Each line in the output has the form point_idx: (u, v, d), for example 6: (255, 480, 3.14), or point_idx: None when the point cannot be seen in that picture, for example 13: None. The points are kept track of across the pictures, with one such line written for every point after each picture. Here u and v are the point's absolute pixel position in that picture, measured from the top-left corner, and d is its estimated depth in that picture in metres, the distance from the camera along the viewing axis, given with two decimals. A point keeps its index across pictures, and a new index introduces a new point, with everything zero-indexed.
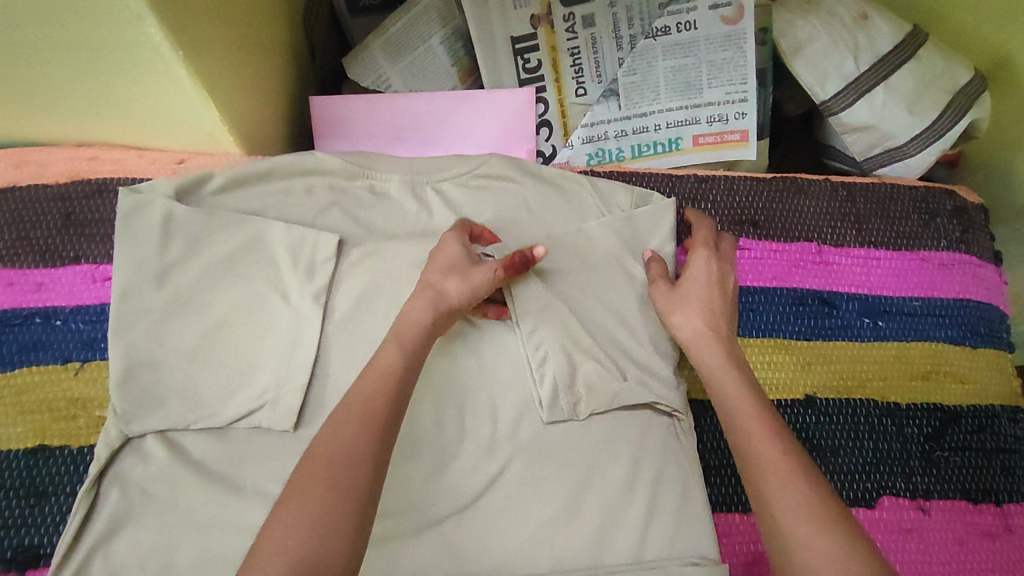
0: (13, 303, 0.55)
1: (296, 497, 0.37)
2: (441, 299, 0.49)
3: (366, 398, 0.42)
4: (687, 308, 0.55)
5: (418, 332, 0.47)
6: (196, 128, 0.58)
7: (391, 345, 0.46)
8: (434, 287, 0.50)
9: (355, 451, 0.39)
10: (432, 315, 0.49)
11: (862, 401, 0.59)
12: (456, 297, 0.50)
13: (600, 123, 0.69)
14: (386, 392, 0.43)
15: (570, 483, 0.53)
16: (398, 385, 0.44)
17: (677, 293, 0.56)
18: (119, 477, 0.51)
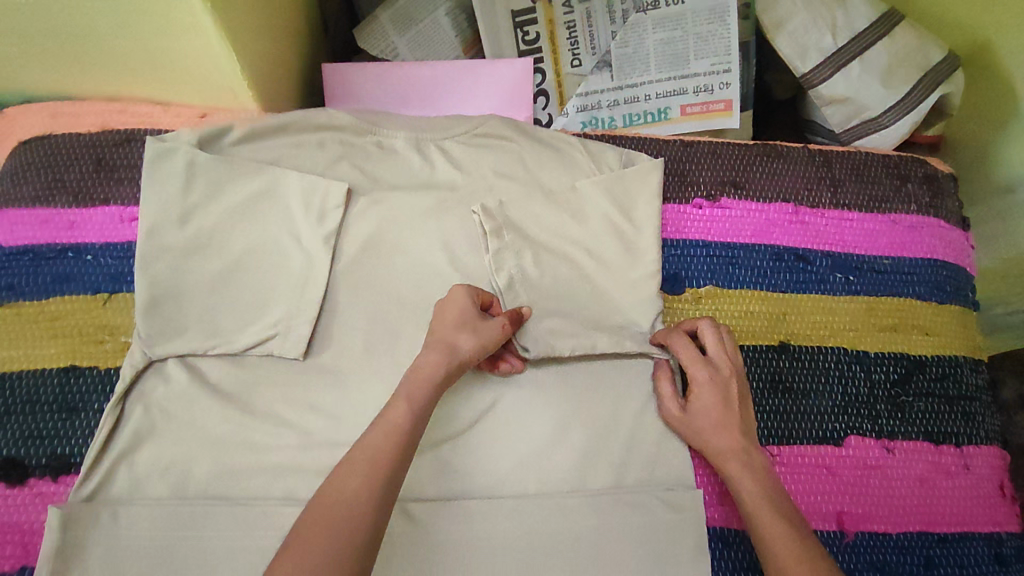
0: (48, 239, 0.60)
1: (300, 542, 0.40)
2: (451, 347, 0.51)
3: (372, 454, 0.45)
4: (698, 436, 0.56)
5: (426, 383, 0.49)
6: (218, 84, 0.63)
7: (403, 404, 0.48)
8: (445, 343, 0.51)
9: (355, 510, 0.42)
10: (445, 367, 0.50)
11: (832, 349, 0.63)
12: (466, 348, 0.51)
13: (594, 93, 0.74)
14: (397, 445, 0.45)
15: (558, 415, 0.58)
16: (405, 441, 0.46)
17: (686, 421, 0.57)
18: (143, 396, 0.55)
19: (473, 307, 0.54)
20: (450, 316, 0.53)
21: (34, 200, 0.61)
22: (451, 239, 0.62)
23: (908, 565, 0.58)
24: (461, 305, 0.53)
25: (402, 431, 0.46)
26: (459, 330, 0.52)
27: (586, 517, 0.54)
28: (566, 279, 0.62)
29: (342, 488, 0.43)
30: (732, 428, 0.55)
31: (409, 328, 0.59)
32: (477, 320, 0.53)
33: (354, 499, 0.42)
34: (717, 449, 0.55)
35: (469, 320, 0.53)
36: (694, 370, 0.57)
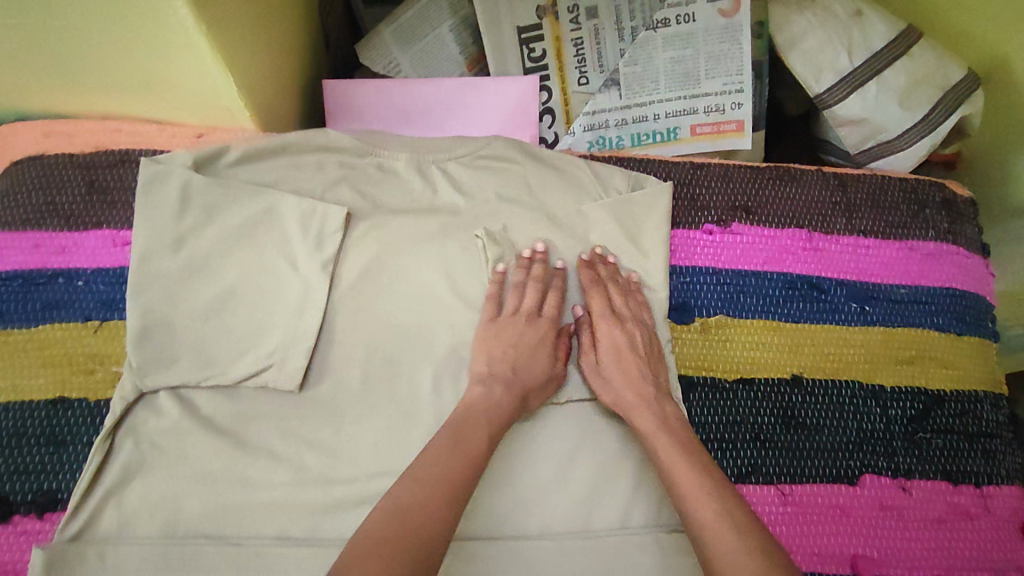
0: (39, 263, 0.58)
1: (368, 554, 0.40)
2: (519, 385, 0.55)
3: (439, 475, 0.46)
4: (607, 386, 0.56)
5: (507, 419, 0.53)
6: (213, 103, 0.61)
7: (471, 433, 0.50)
8: (520, 388, 0.55)
9: (421, 528, 0.43)
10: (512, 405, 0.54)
11: (847, 383, 0.61)
12: (533, 389, 0.56)
13: (601, 111, 0.72)
14: (465, 466, 0.48)
15: (562, 452, 0.56)
16: (474, 467, 0.48)
17: (598, 373, 0.57)
18: (133, 429, 0.53)
19: (547, 346, 0.58)
20: (529, 361, 0.56)
21: (26, 223, 0.60)
22: (454, 266, 0.60)
23: None
24: (541, 356, 0.57)
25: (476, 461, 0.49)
26: (541, 378, 0.56)
27: (590, 560, 0.52)
28: (568, 303, 0.62)
29: (412, 503, 0.44)
30: (642, 380, 0.56)
31: (411, 359, 0.57)
32: (553, 367, 0.57)
33: (431, 521, 0.43)
34: (622, 399, 0.55)
35: (549, 367, 0.57)
36: (602, 322, 0.58)
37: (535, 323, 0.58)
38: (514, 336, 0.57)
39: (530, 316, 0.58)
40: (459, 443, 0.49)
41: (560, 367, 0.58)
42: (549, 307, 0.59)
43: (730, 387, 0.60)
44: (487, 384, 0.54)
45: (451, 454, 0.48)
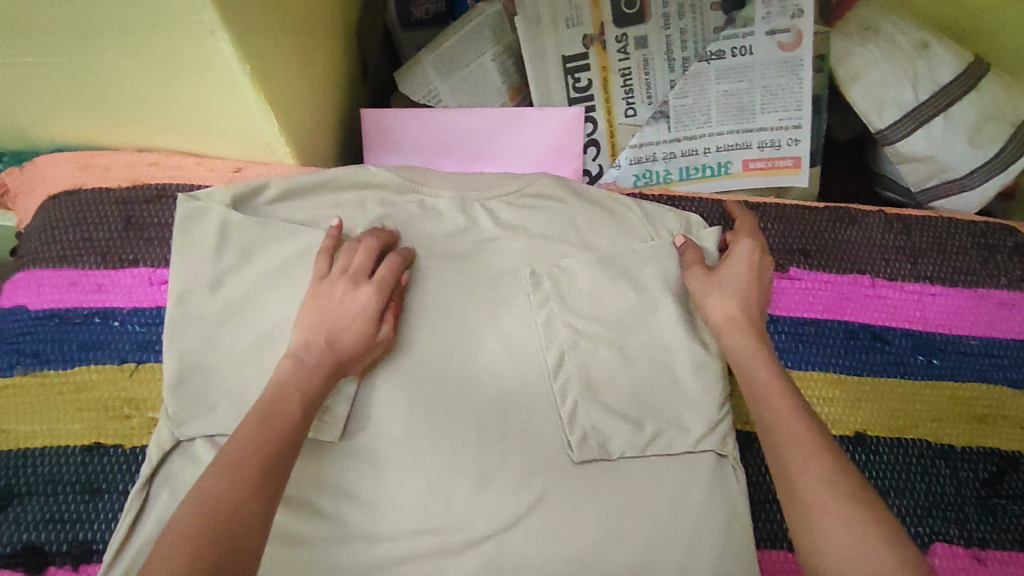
0: (74, 302, 0.57)
1: (162, 561, 0.35)
2: (334, 354, 0.51)
3: (248, 465, 0.41)
4: (722, 294, 0.54)
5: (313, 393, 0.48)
6: (255, 139, 0.59)
7: (267, 408, 0.45)
8: (332, 359, 0.50)
9: (221, 528, 0.37)
10: (324, 378, 0.49)
11: (914, 441, 0.57)
12: (348, 359, 0.52)
13: (648, 144, 0.69)
14: (271, 443, 0.43)
15: (611, 511, 0.53)
16: (283, 440, 0.43)
17: (713, 280, 0.56)
18: (169, 479, 0.52)
19: (370, 313, 0.53)
20: (344, 327, 0.52)
21: (63, 259, 0.58)
22: (497, 309, 0.58)
23: None
24: (364, 323, 0.52)
25: (285, 442, 0.44)
26: (355, 347, 0.52)
27: None
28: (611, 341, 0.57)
29: (217, 501, 0.38)
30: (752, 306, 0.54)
31: (451, 408, 0.55)
32: (368, 334, 0.53)
33: (243, 520, 0.38)
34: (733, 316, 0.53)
35: (362, 334, 0.52)
36: (743, 240, 0.57)
37: (354, 292, 0.53)
38: (343, 299, 0.53)
39: (355, 280, 0.54)
40: (262, 419, 0.44)
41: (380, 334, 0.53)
42: (382, 271, 0.55)
43: None
44: (305, 354, 0.50)
45: (255, 441, 0.42)
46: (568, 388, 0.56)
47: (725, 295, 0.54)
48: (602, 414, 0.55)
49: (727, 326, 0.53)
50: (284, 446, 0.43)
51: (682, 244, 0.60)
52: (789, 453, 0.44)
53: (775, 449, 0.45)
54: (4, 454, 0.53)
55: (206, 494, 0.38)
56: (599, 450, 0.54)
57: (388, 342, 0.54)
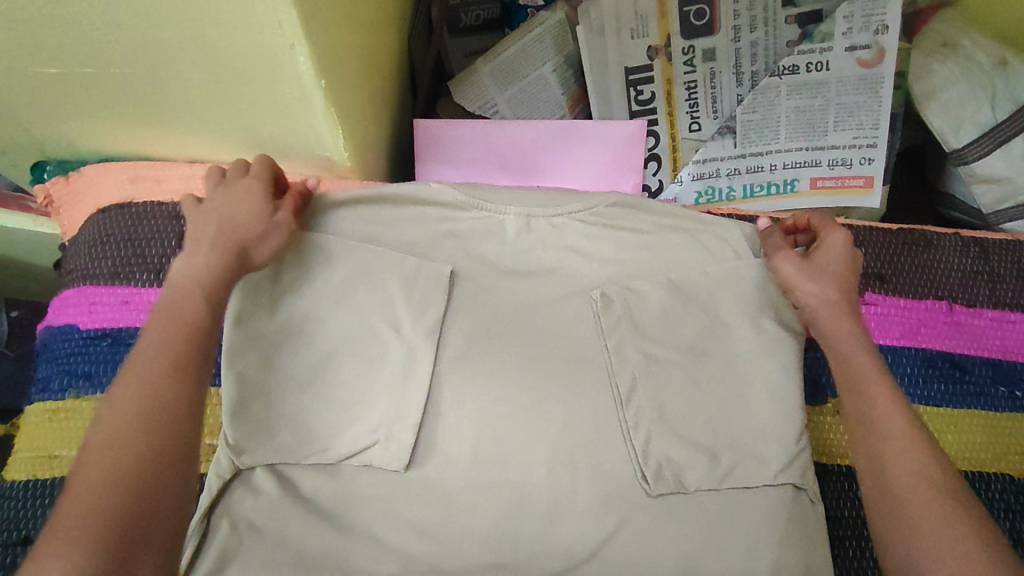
0: (127, 322, 0.55)
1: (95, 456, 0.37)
2: (231, 240, 0.46)
3: (154, 374, 0.40)
4: (815, 277, 0.52)
5: (218, 278, 0.45)
6: (314, 152, 0.57)
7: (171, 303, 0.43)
8: (239, 244, 0.46)
9: (137, 434, 0.38)
10: (221, 259, 0.45)
11: (997, 476, 0.55)
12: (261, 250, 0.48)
13: (713, 159, 0.67)
14: (186, 334, 0.42)
15: (690, 546, 0.51)
16: (200, 333, 0.42)
17: (805, 263, 0.53)
18: (229, 509, 0.49)
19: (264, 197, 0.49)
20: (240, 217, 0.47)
21: (115, 276, 0.56)
22: (565, 332, 0.56)
23: None
24: (255, 203, 0.48)
25: (196, 338, 0.42)
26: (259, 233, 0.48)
27: None
28: (681, 365, 0.55)
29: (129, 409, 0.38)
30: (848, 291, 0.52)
31: (520, 434, 0.53)
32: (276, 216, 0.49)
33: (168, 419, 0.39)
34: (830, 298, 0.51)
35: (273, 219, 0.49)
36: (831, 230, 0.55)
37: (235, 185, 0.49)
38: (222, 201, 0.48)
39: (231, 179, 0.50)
40: (174, 317, 0.42)
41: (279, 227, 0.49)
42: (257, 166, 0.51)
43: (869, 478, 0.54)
44: (194, 251, 0.46)
45: (160, 343, 0.41)
46: (642, 416, 0.53)
47: (821, 277, 0.52)
48: (673, 444, 0.53)
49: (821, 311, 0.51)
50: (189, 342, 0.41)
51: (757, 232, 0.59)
52: (884, 442, 0.44)
53: (867, 435, 0.45)
54: (53, 482, 0.50)
55: (117, 404, 0.38)
56: (676, 482, 0.52)
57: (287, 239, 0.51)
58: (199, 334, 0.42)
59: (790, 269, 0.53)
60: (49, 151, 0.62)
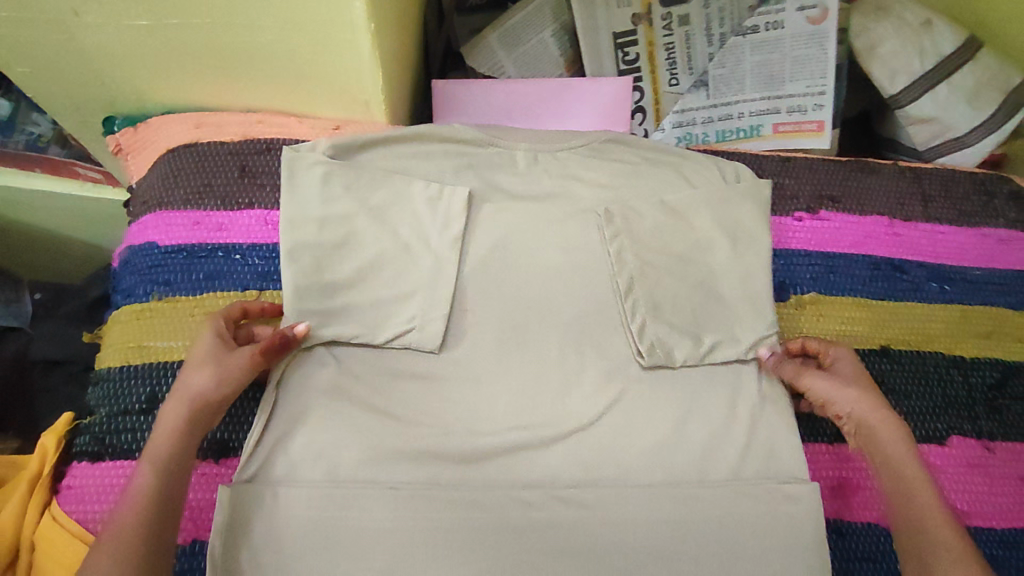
0: (199, 239, 0.64)
1: None
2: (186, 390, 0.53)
3: (122, 549, 0.44)
4: (844, 391, 0.58)
5: (170, 443, 0.50)
6: (354, 95, 0.67)
7: (144, 467, 0.49)
8: (185, 389, 0.53)
9: None
10: (184, 411, 0.52)
11: (931, 353, 0.67)
12: (204, 388, 0.53)
13: (690, 110, 0.79)
14: (141, 503, 0.47)
15: (678, 409, 0.62)
16: (151, 500, 0.47)
17: (833, 379, 0.60)
18: (295, 383, 0.59)
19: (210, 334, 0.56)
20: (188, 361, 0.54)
21: (187, 203, 0.65)
22: (570, 243, 0.67)
23: (1015, 560, 0.60)
24: (205, 349, 0.55)
25: (152, 501, 0.47)
26: (199, 369, 0.54)
27: (709, 505, 0.59)
28: (666, 268, 0.66)
29: None
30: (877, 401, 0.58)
31: (533, 325, 0.63)
32: (213, 348, 0.55)
33: None
34: (866, 407, 0.57)
35: (209, 354, 0.55)
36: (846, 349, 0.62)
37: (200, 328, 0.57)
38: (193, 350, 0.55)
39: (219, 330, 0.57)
40: (134, 489, 0.48)
41: (231, 359, 0.55)
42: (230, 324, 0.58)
43: None
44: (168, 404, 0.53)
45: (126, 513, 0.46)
46: (637, 307, 0.64)
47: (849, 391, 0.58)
48: (661, 333, 0.63)
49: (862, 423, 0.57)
50: (147, 507, 0.47)
51: (767, 359, 0.64)
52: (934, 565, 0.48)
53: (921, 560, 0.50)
54: (145, 367, 0.59)
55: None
56: (665, 358, 0.62)
57: (236, 368, 0.55)
58: (158, 503, 0.47)
59: (824, 384, 0.60)
60: (119, 106, 0.72)
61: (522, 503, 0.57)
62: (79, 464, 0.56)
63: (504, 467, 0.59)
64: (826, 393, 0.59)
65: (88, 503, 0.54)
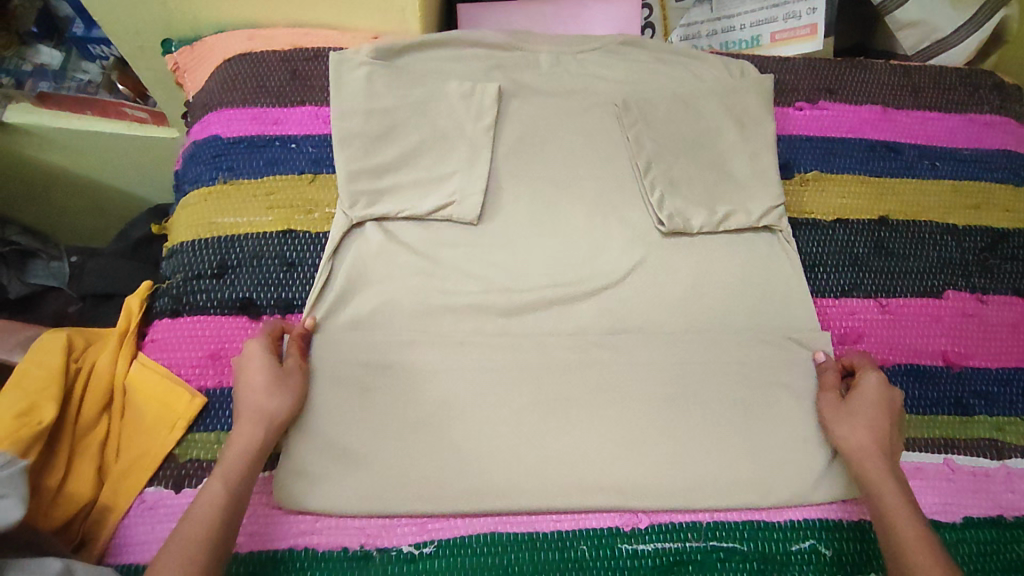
0: (259, 132, 0.71)
1: None
2: (261, 414, 0.56)
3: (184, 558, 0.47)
4: (849, 420, 0.60)
5: (241, 465, 0.54)
6: (392, 3, 0.74)
7: (216, 484, 0.52)
8: (258, 409, 0.56)
9: None
10: (261, 434, 0.56)
11: (926, 222, 0.73)
12: (278, 412, 0.57)
13: (695, 23, 0.86)
14: (212, 518, 0.50)
15: (693, 271, 0.68)
16: (218, 517, 0.50)
17: (843, 407, 0.61)
18: (353, 249, 0.66)
19: (269, 357, 0.59)
20: (252, 386, 0.57)
21: (245, 100, 0.72)
22: (593, 132, 0.73)
23: (1009, 394, 0.67)
24: (267, 371, 0.58)
25: (220, 518, 0.50)
26: (269, 394, 0.57)
27: (725, 352, 0.65)
28: (681, 153, 0.72)
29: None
30: (883, 431, 0.59)
31: (561, 201, 0.70)
32: (277, 375, 0.58)
33: None
34: (867, 438, 0.59)
35: (275, 381, 0.58)
36: (868, 371, 0.62)
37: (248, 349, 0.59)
38: (255, 372, 0.58)
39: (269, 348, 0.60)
40: (201, 504, 0.50)
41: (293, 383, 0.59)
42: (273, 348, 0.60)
43: (829, 225, 0.72)
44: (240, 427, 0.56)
45: (187, 529, 0.49)
46: (655, 184, 0.70)
47: (849, 423, 0.60)
48: (676, 205, 0.69)
49: (858, 452, 0.58)
50: (214, 527, 0.49)
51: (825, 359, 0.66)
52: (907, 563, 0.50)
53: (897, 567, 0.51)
54: (215, 238, 0.66)
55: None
56: (683, 223, 0.69)
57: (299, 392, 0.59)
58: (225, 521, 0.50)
59: (830, 408, 0.62)
60: (175, 28, 0.78)
61: (561, 348, 0.64)
62: (161, 320, 0.63)
63: (541, 321, 0.65)
64: (831, 421, 0.62)
65: (168, 350, 0.62)
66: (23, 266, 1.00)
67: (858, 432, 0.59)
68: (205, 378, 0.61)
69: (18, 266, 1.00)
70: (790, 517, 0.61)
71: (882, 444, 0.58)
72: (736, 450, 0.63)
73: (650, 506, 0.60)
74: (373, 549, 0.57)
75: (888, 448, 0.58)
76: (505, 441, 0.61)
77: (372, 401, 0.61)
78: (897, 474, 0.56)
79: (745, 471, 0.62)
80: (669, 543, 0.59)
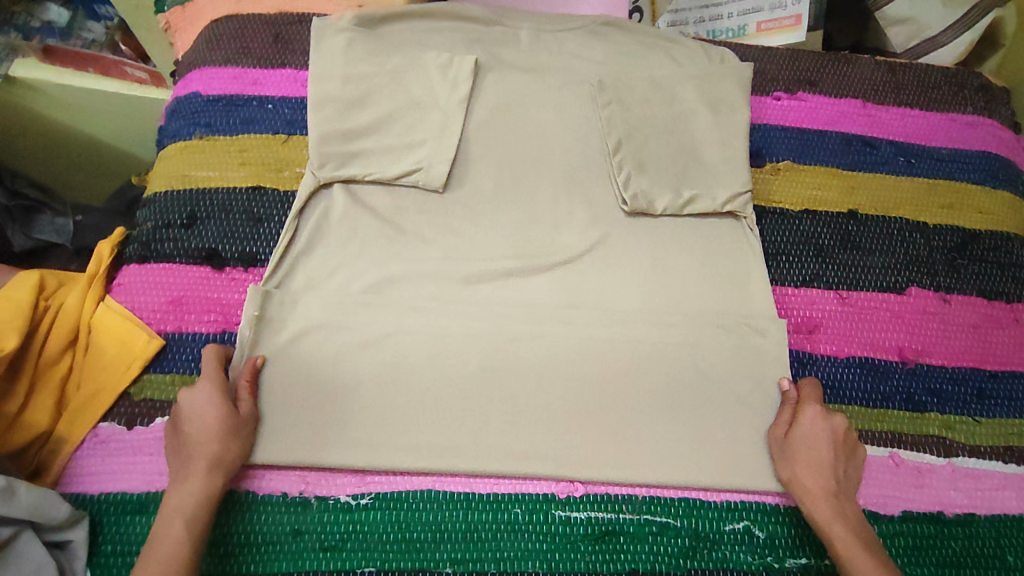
0: (238, 91, 0.73)
1: None
2: (215, 458, 0.55)
3: None
4: (790, 460, 0.60)
5: (200, 510, 0.53)
6: None
7: (177, 527, 0.52)
8: (208, 456, 0.55)
9: None
10: (213, 477, 0.55)
11: (896, 218, 0.72)
12: (232, 455, 0.56)
13: (682, 10, 0.85)
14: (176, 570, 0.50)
15: (652, 253, 0.69)
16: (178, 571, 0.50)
17: (786, 445, 0.61)
18: (319, 209, 0.67)
19: (222, 401, 0.57)
20: (204, 433, 0.56)
21: (227, 60, 0.74)
22: (565, 109, 0.73)
23: (963, 393, 0.66)
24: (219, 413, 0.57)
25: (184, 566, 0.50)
26: (223, 440, 0.56)
27: (678, 334, 0.65)
28: (652, 136, 0.72)
29: None
30: (825, 470, 0.58)
31: (527, 177, 0.70)
32: (233, 421, 0.57)
33: None
34: (808, 479, 0.58)
35: (229, 428, 0.57)
36: (809, 406, 0.61)
37: (197, 389, 0.58)
38: (206, 414, 0.57)
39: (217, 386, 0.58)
40: (163, 549, 0.51)
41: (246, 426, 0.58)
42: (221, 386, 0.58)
43: (796, 216, 0.72)
44: (189, 471, 0.54)
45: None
46: (624, 164, 0.71)
47: (793, 464, 0.59)
48: (643, 187, 0.70)
49: (803, 493, 0.58)
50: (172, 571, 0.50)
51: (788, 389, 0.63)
52: None
53: None
54: (187, 191, 0.68)
55: None
56: (647, 204, 0.69)
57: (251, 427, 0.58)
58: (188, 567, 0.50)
59: (775, 445, 0.61)
60: None
61: (515, 318, 0.65)
62: (129, 266, 0.65)
63: (496, 290, 0.66)
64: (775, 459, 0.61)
65: (133, 295, 0.64)
66: (28, 220, 1.01)
67: (799, 472, 0.59)
68: (165, 323, 0.63)
69: (23, 221, 1.00)
70: (727, 498, 0.62)
71: (827, 482, 0.57)
72: (680, 430, 0.63)
73: (587, 478, 0.61)
74: (312, 497, 0.59)
75: (833, 487, 0.58)
76: (450, 403, 0.62)
77: (324, 358, 0.62)
78: (850, 516, 0.56)
79: (687, 451, 0.62)
80: (602, 513, 0.60)
